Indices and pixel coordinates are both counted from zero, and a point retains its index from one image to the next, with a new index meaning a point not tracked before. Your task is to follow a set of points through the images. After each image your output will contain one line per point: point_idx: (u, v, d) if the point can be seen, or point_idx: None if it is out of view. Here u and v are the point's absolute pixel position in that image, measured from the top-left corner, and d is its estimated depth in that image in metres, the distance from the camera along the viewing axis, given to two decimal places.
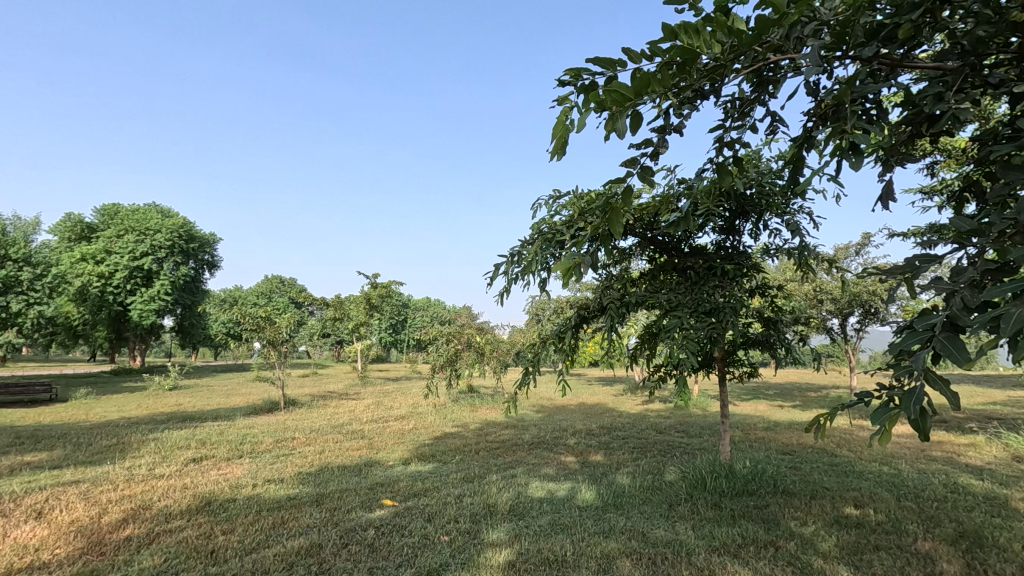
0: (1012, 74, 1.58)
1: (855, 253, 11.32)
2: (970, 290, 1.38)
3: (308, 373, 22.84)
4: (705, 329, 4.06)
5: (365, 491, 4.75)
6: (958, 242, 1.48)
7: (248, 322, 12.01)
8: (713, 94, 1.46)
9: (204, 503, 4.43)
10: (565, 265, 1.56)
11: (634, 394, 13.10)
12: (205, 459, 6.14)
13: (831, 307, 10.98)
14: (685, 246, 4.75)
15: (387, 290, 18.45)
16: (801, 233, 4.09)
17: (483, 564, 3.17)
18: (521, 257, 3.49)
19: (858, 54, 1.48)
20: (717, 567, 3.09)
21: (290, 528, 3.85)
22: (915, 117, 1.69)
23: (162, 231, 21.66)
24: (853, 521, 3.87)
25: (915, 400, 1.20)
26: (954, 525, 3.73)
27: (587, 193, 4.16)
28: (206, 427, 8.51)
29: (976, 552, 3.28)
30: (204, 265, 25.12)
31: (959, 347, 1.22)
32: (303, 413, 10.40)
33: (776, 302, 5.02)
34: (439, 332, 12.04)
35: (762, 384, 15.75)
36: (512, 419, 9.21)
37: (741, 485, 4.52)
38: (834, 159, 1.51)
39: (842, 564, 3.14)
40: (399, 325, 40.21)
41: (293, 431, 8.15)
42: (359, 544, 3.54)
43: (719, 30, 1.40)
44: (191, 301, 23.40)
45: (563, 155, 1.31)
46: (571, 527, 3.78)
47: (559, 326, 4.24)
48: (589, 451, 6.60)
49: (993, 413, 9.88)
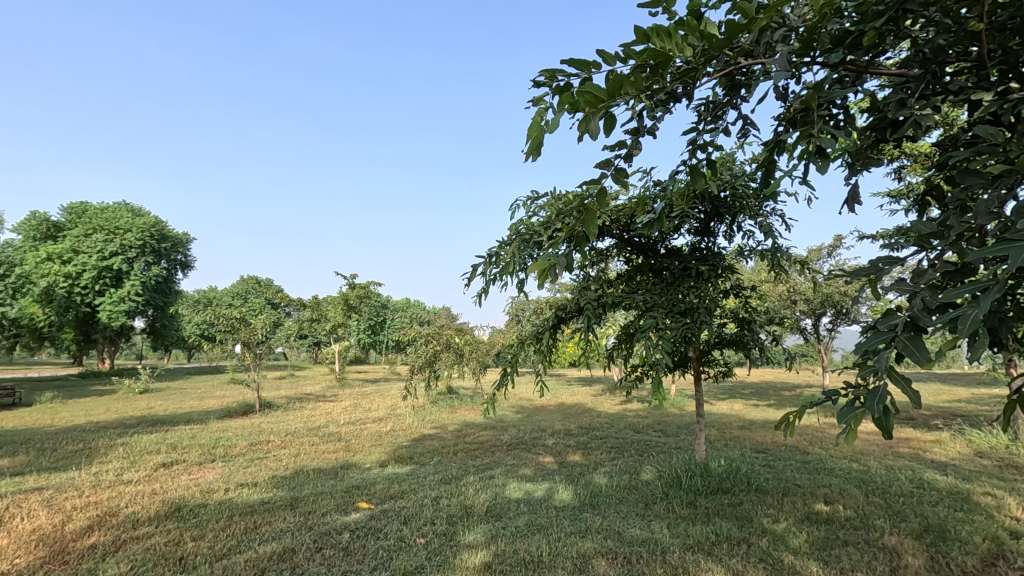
0: (970, 82, 1.63)
1: (828, 255, 11.60)
2: (930, 291, 1.42)
3: (284, 375, 22.47)
4: (679, 329, 4.13)
5: (341, 494, 4.70)
6: (919, 245, 1.52)
7: (222, 323, 11.79)
8: (686, 98, 1.48)
9: (174, 509, 4.32)
10: (541, 265, 1.55)
11: (612, 394, 13.21)
12: (176, 464, 6.01)
13: (804, 307, 11.22)
14: (662, 248, 4.79)
15: (366, 291, 18.02)
16: (773, 234, 4.17)
17: (458, 566, 3.15)
18: (498, 257, 3.51)
19: (826, 59, 1.51)
20: (692, 566, 3.12)
21: (262, 533, 3.78)
22: (879, 122, 1.72)
23: (133, 231, 21.14)
24: (823, 517, 3.95)
25: (878, 399, 1.23)
26: (920, 520, 3.83)
27: (565, 194, 4.19)
28: (177, 430, 8.31)
29: (939, 546, 3.38)
30: (177, 265, 24.58)
31: (920, 347, 1.26)
32: (278, 415, 10.24)
33: (750, 302, 5.09)
34: (418, 333, 12.00)
35: (738, 385, 15.99)
36: (491, 420, 9.20)
37: (715, 483, 4.58)
38: (801, 162, 1.53)
39: (812, 560, 3.20)
40: (378, 326, 39.96)
41: (268, 434, 8.02)
42: (334, 548, 3.50)
43: (691, 33, 1.41)
44: (164, 302, 22.89)
45: (538, 156, 1.30)
46: (547, 527, 3.80)
47: (536, 327, 4.25)
48: (566, 451, 6.64)
49: (957, 410, 10.21)
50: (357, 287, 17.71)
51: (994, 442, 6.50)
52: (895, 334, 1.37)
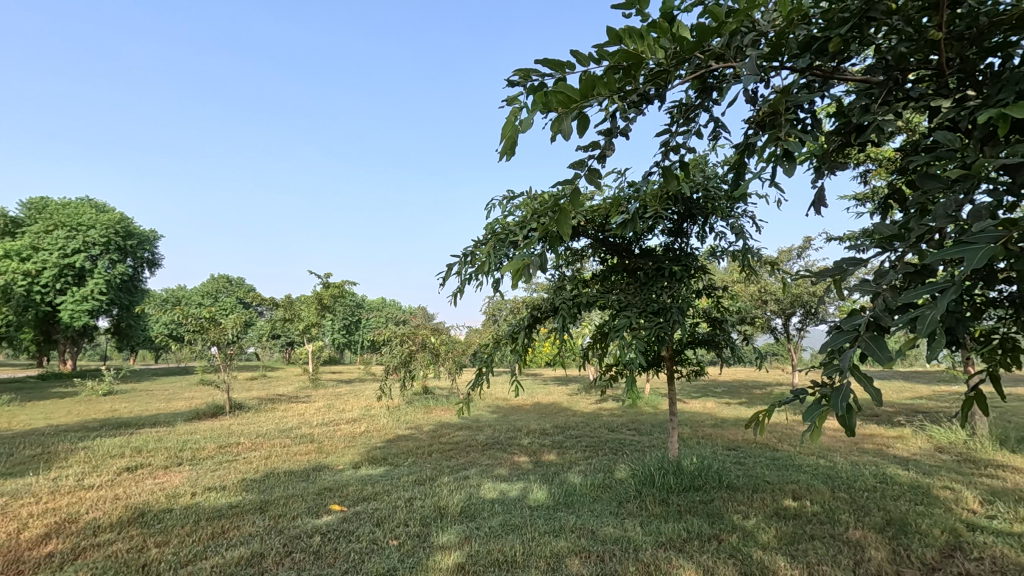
0: (930, 89, 1.68)
1: (797, 256, 11.88)
2: (891, 292, 1.46)
3: (256, 376, 21.97)
4: (652, 329, 4.18)
5: (313, 497, 4.62)
6: (882, 247, 1.55)
7: (191, 323, 11.50)
8: (658, 99, 1.49)
9: (138, 514, 4.20)
10: (516, 265, 1.54)
11: (587, 393, 13.30)
12: (140, 467, 5.84)
13: (774, 307, 11.48)
14: (636, 248, 4.82)
15: (340, 290, 17.85)
16: (744, 236, 4.25)
17: (431, 568, 3.13)
18: (474, 257, 3.50)
19: (794, 64, 1.54)
20: (663, 563, 3.16)
21: (230, 537, 3.70)
22: (845, 126, 1.77)
23: (96, 228, 20.47)
24: (791, 512, 4.04)
25: (841, 397, 1.26)
26: (883, 514, 3.94)
27: (540, 194, 4.19)
28: (142, 433, 8.07)
29: (901, 539, 3.48)
30: (143, 263, 23.90)
31: (881, 347, 1.29)
32: (248, 417, 10.04)
33: (722, 302, 5.17)
34: (393, 332, 11.88)
35: (711, 384, 16.25)
36: (467, 420, 9.18)
37: (688, 481, 4.65)
38: (770, 164, 1.56)
39: (779, 555, 3.26)
40: (353, 326, 39.55)
41: (238, 436, 7.86)
42: (304, 552, 3.43)
43: (663, 35, 1.42)
44: (130, 301, 22.23)
45: (512, 156, 1.29)
46: (521, 527, 3.79)
47: (512, 327, 4.24)
48: (542, 450, 6.65)
49: (919, 407, 10.56)
50: (330, 286, 17.45)
51: (953, 438, 6.74)
52: (859, 333, 1.40)
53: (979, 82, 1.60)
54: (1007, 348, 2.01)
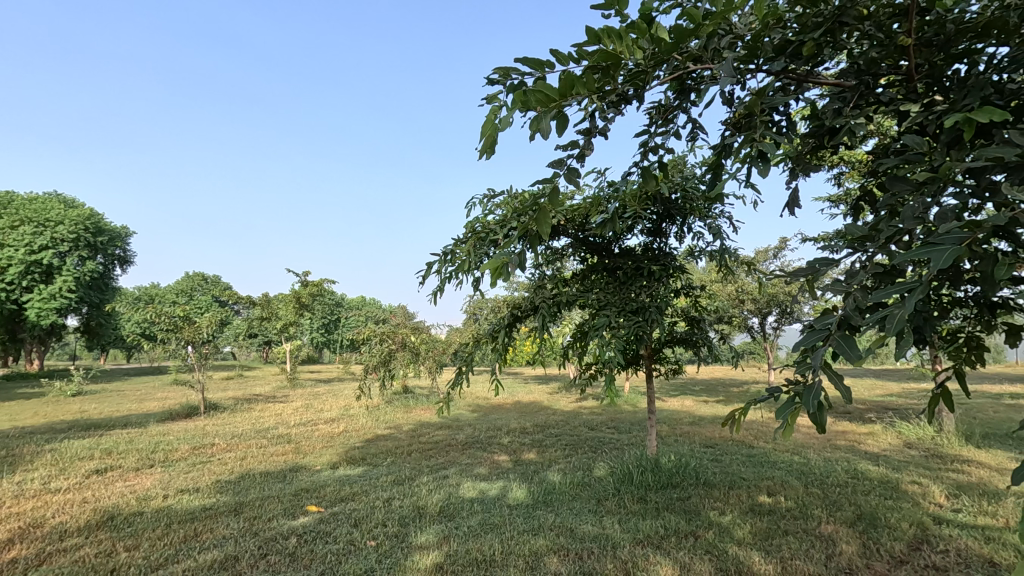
0: (899, 94, 1.72)
1: (774, 256, 12.09)
2: (861, 291, 1.49)
3: (233, 376, 21.60)
4: (632, 327, 4.21)
5: (289, 498, 4.55)
6: (852, 249, 1.58)
7: (164, 322, 11.24)
8: (637, 99, 1.51)
9: (106, 518, 4.09)
10: (494, 263, 1.53)
11: (568, 391, 13.36)
12: (110, 470, 5.68)
13: (751, 307, 11.66)
14: (616, 247, 4.85)
15: (319, 289, 17.63)
16: (721, 236, 4.31)
17: (408, 568, 3.11)
18: (454, 256, 3.49)
19: (769, 67, 1.56)
20: (640, 560, 3.19)
21: (203, 540, 3.62)
22: (819, 129, 1.80)
23: (65, 224, 19.86)
24: (766, 508, 4.11)
25: (813, 395, 1.27)
26: (853, 508, 4.04)
27: (520, 193, 4.19)
28: (112, 435, 7.87)
29: (871, 533, 3.57)
30: (114, 260, 23.28)
31: (851, 344, 1.31)
32: (223, 417, 9.86)
33: (699, 302, 5.23)
34: (372, 331, 11.78)
35: (689, 382, 16.48)
36: (447, 420, 9.14)
37: (665, 479, 4.70)
38: (746, 166, 1.58)
39: (754, 550, 3.31)
40: (332, 325, 39.19)
41: (212, 437, 7.71)
42: (279, 554, 3.38)
43: (641, 36, 1.43)
44: (100, 299, 21.64)
45: (491, 155, 1.28)
46: (500, 525, 3.79)
47: (492, 325, 4.23)
48: (522, 449, 6.66)
49: (890, 404, 10.83)
50: (309, 284, 17.22)
51: (921, 433, 6.92)
52: (830, 332, 1.42)
53: (946, 88, 1.64)
54: (972, 346, 2.08)
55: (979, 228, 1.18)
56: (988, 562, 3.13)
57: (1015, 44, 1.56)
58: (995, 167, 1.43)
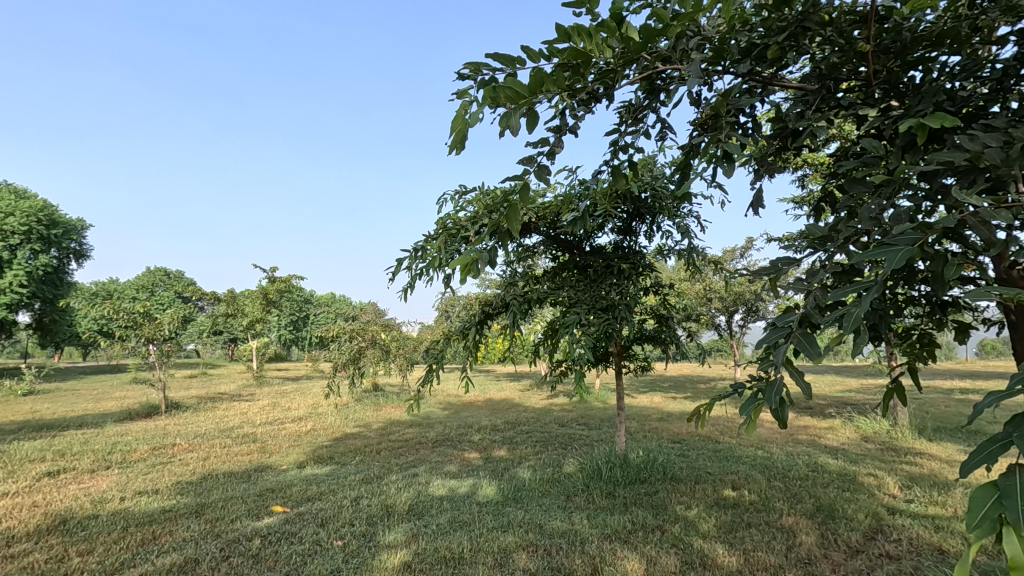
0: (859, 99, 1.76)
1: (740, 256, 12.37)
2: (821, 290, 1.53)
3: (197, 374, 21.03)
4: (601, 324, 4.26)
5: (253, 499, 4.45)
6: (813, 249, 1.63)
7: (123, 319, 10.83)
8: (607, 98, 1.52)
9: (59, 522, 3.93)
10: (465, 260, 1.52)
11: (540, 389, 13.42)
12: (64, 472, 5.46)
13: (719, 305, 11.91)
14: (587, 246, 4.87)
15: (288, 285, 17.27)
16: (689, 235, 4.38)
17: (376, 568, 3.07)
18: (425, 252, 3.47)
19: (735, 70, 1.59)
20: (608, 554, 3.22)
21: (161, 543, 3.51)
22: (783, 131, 1.84)
23: (15, 215, 18.94)
24: (730, 502, 4.20)
25: (775, 391, 1.30)
26: (813, 500, 4.17)
27: (492, 189, 4.17)
28: (66, 435, 7.56)
29: (829, 524, 3.69)
30: (69, 254, 22.36)
31: (811, 342, 1.34)
32: (186, 417, 9.59)
33: (668, 301, 5.31)
34: (341, 329, 11.60)
35: (659, 379, 16.75)
36: (417, 417, 9.08)
37: (633, 474, 4.77)
38: (711, 167, 1.62)
39: (718, 542, 3.39)
40: (301, 323, 38.51)
41: (174, 437, 7.47)
42: (242, 556, 3.30)
43: (611, 35, 1.42)
44: (54, 295, 20.73)
45: (461, 150, 1.27)
46: (470, 523, 3.78)
47: (463, 322, 4.23)
48: (492, 446, 6.66)
49: (849, 399, 11.23)
50: (277, 280, 16.86)
51: (877, 427, 7.18)
52: (791, 330, 1.46)
53: (902, 93, 1.70)
54: (924, 343, 2.17)
55: (930, 230, 1.23)
56: (938, 550, 3.27)
57: (966, 53, 1.62)
58: (945, 171, 1.50)
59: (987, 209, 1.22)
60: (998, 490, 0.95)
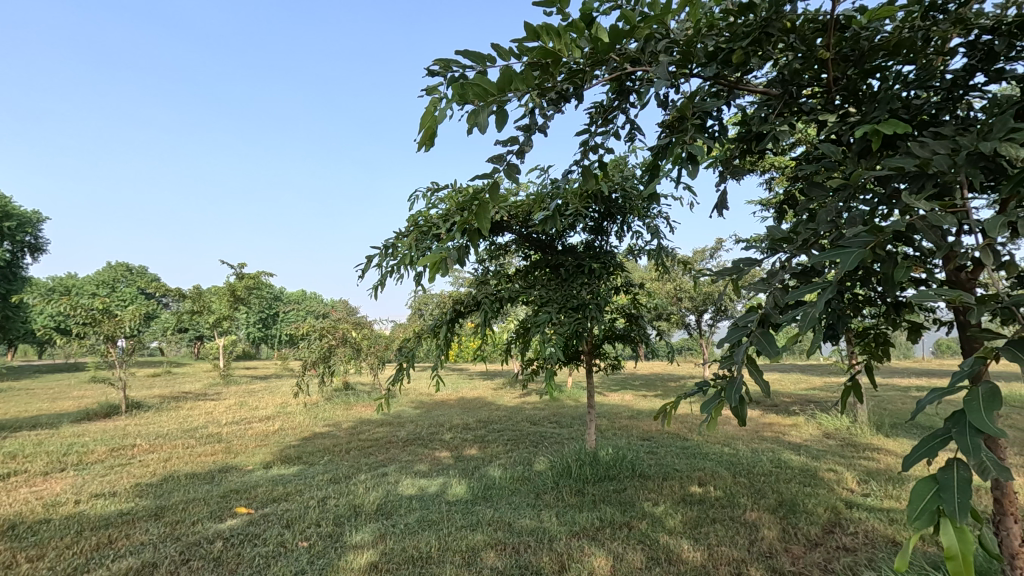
0: (821, 104, 1.81)
1: (710, 256, 12.60)
2: (780, 290, 1.56)
3: (160, 373, 20.39)
4: (572, 323, 4.26)
5: (216, 500, 4.34)
6: (773, 250, 1.66)
7: (81, 316, 10.33)
8: (576, 98, 1.53)
9: (7, 527, 3.76)
10: (434, 259, 1.50)
11: (513, 386, 13.44)
12: (15, 475, 5.24)
13: (689, 304, 12.11)
14: (559, 245, 4.89)
15: (256, 281, 16.91)
16: (659, 235, 4.45)
17: (342, 568, 3.03)
18: (395, 249, 3.44)
19: (701, 73, 1.62)
20: (576, 551, 3.25)
21: (118, 547, 3.40)
22: (746, 134, 1.88)
23: None
24: (696, 498, 4.29)
25: (735, 389, 1.32)
26: (776, 496, 4.27)
27: (464, 186, 4.14)
28: (16, 437, 7.22)
29: (791, 518, 3.79)
30: (23, 247, 21.44)
31: (770, 341, 1.37)
32: (149, 416, 9.31)
33: (638, 300, 5.36)
34: (311, 327, 11.39)
35: (628, 376, 17.00)
36: (388, 416, 8.99)
37: (603, 471, 4.82)
38: (678, 168, 1.65)
39: (684, 538, 3.45)
40: (270, 321, 37.83)
41: (134, 437, 7.22)
42: (203, 559, 3.22)
43: (580, 36, 1.42)
44: (7, 290, 19.82)
45: (430, 147, 1.27)
46: (438, 522, 3.77)
47: (433, 321, 4.20)
48: (464, 445, 6.64)
49: (812, 397, 11.56)
50: (245, 276, 16.50)
51: (838, 424, 7.41)
52: (751, 329, 1.49)
53: (860, 99, 1.75)
54: (879, 341, 2.24)
55: (882, 233, 1.27)
56: (892, 542, 3.38)
57: (921, 63, 1.68)
58: (897, 176, 1.56)
59: (935, 214, 1.26)
60: (936, 483, 0.99)
